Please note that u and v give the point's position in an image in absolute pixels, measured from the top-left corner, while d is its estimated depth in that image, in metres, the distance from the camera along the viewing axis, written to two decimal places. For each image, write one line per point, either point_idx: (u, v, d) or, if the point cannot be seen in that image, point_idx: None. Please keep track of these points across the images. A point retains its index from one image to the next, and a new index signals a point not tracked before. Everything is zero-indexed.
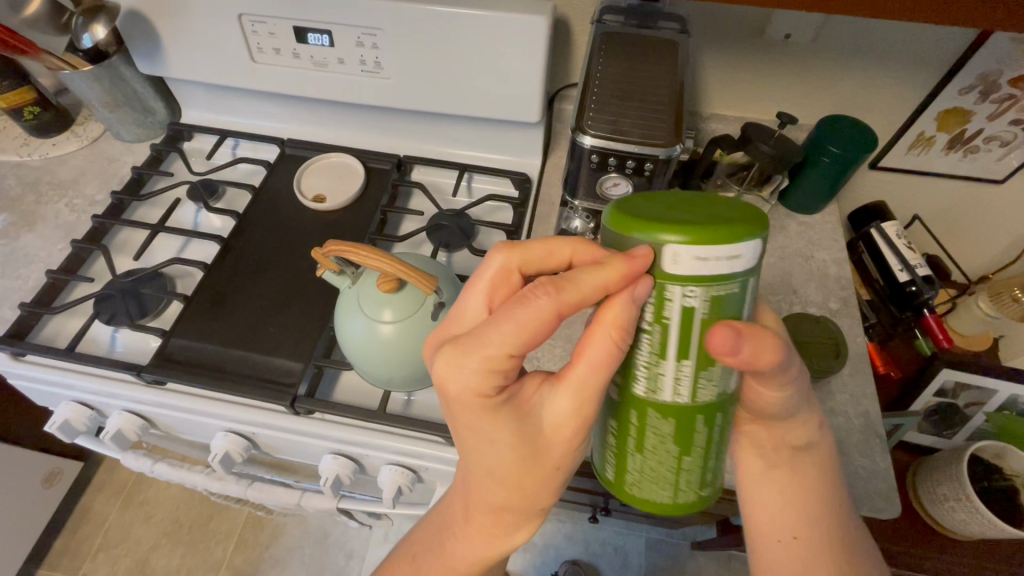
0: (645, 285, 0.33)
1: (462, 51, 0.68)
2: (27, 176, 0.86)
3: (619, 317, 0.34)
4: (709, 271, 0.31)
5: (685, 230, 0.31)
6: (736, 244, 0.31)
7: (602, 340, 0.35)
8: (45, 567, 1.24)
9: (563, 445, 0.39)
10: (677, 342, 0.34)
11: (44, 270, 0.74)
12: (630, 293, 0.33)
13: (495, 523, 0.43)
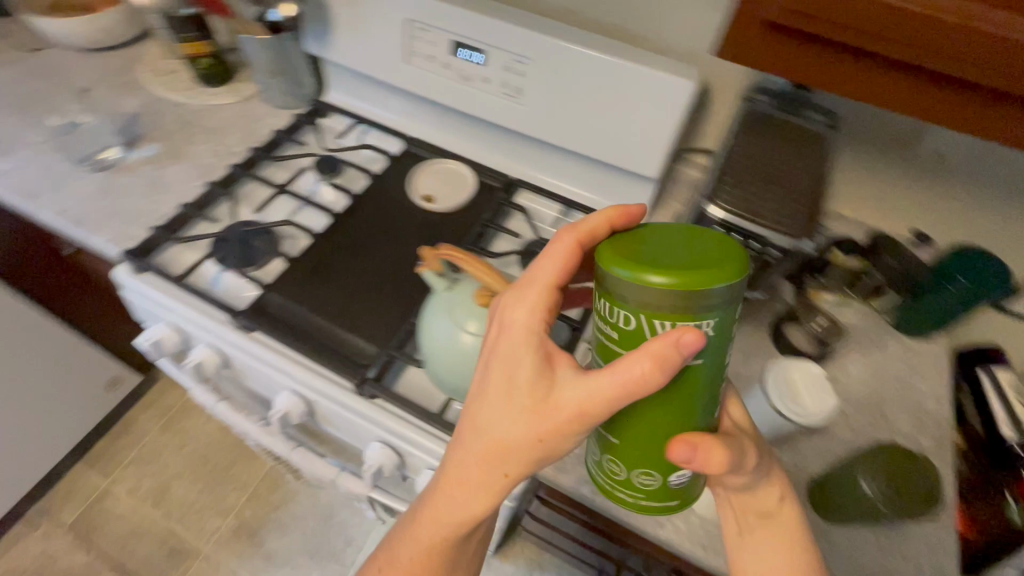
0: (689, 336, 0.32)
1: (602, 95, 0.70)
2: (184, 116, 0.95)
3: (663, 349, 0.32)
4: (691, 313, 0.32)
5: (678, 268, 0.31)
6: (713, 283, 0.31)
7: (637, 362, 0.33)
8: (83, 462, 1.33)
9: (560, 438, 0.37)
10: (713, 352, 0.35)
11: (177, 201, 0.82)
12: (679, 339, 0.32)
13: (463, 479, 0.40)
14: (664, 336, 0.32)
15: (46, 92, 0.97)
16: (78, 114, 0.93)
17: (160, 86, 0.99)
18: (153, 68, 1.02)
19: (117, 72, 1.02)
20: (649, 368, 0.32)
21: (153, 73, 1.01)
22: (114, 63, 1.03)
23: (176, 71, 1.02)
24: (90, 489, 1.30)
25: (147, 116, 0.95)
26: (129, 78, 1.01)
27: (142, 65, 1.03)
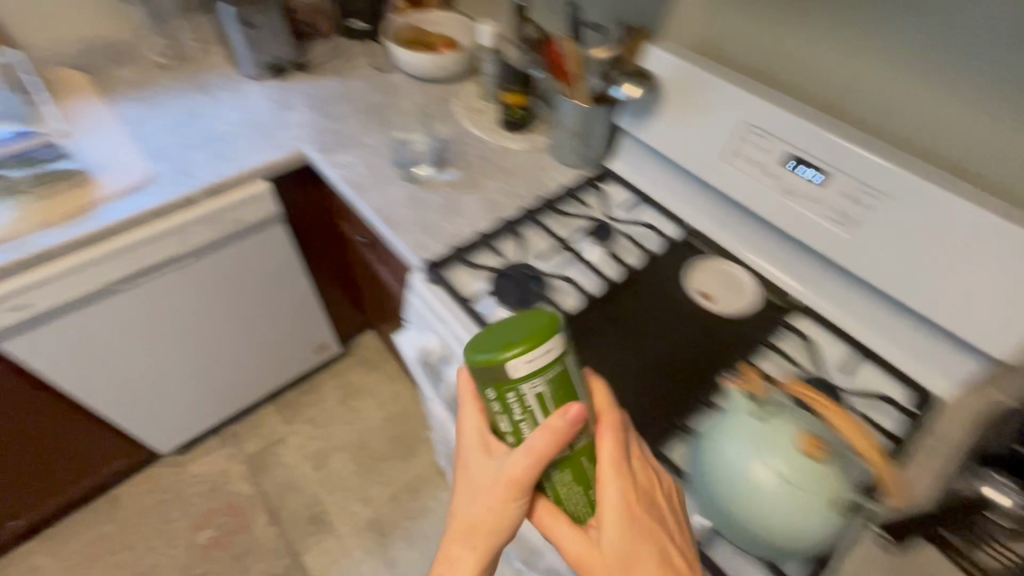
0: (574, 408, 0.45)
1: (972, 255, 0.61)
2: (484, 151, 1.05)
3: (560, 426, 0.44)
4: (546, 360, 0.44)
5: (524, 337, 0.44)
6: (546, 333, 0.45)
7: (542, 438, 0.45)
8: (273, 405, 1.50)
9: (505, 512, 0.47)
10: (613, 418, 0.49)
11: (468, 226, 0.89)
12: (566, 412, 0.45)
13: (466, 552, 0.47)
14: (561, 415, 0.45)
15: (384, 106, 1.14)
16: (403, 130, 1.08)
17: (469, 120, 1.11)
18: (466, 104, 1.16)
19: (438, 101, 1.17)
20: (546, 446, 0.44)
21: (465, 108, 1.15)
22: (436, 93, 1.19)
23: (484, 110, 1.14)
24: (271, 431, 1.45)
25: (454, 144, 1.06)
26: (446, 108, 1.15)
27: (457, 99, 1.17)
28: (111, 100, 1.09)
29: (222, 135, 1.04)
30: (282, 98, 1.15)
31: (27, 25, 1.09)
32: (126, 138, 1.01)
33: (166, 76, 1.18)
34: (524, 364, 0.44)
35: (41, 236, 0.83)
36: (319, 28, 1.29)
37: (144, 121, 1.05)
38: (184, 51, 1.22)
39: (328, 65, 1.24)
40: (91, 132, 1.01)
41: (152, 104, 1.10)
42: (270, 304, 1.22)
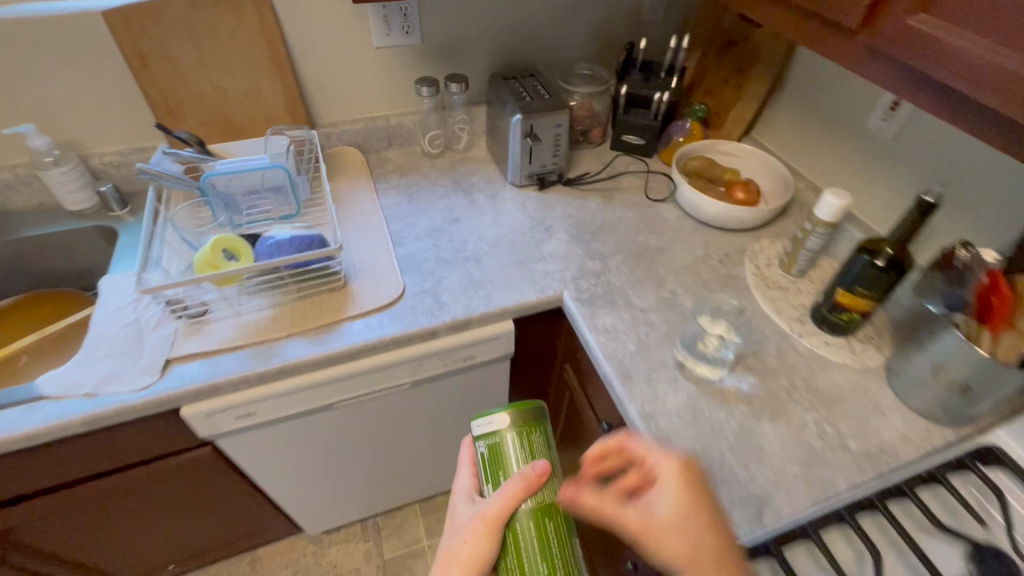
0: (541, 465, 0.61)
1: None
2: (786, 353, 0.79)
3: (528, 474, 0.60)
4: (518, 419, 0.66)
5: (510, 406, 0.67)
6: (527, 407, 0.67)
7: (513, 485, 0.60)
8: (421, 507, 1.38)
9: (486, 553, 0.58)
10: (559, 479, 0.66)
11: (773, 488, 0.63)
12: (538, 467, 0.61)
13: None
14: (528, 470, 0.61)
15: (655, 252, 0.95)
16: (679, 294, 0.87)
17: (764, 297, 0.87)
18: (760, 272, 0.91)
19: (722, 259, 0.94)
20: (516, 491, 0.59)
21: (760, 280, 0.90)
22: (721, 247, 0.96)
23: (786, 288, 0.88)
24: (412, 539, 1.32)
25: (746, 331, 0.82)
26: (732, 271, 0.92)
27: (749, 262, 0.93)
28: (378, 189, 1.06)
29: (475, 255, 0.93)
30: (542, 215, 1.01)
31: (322, 104, 1.05)
32: (385, 240, 0.94)
33: (430, 167, 1.12)
34: (501, 421, 0.66)
35: (284, 347, 0.76)
36: (589, 135, 1.15)
37: (404, 221, 0.99)
38: (451, 141, 1.16)
39: (593, 182, 1.09)
40: (356, 226, 0.95)
41: (413, 201, 1.03)
42: (460, 428, 1.09)
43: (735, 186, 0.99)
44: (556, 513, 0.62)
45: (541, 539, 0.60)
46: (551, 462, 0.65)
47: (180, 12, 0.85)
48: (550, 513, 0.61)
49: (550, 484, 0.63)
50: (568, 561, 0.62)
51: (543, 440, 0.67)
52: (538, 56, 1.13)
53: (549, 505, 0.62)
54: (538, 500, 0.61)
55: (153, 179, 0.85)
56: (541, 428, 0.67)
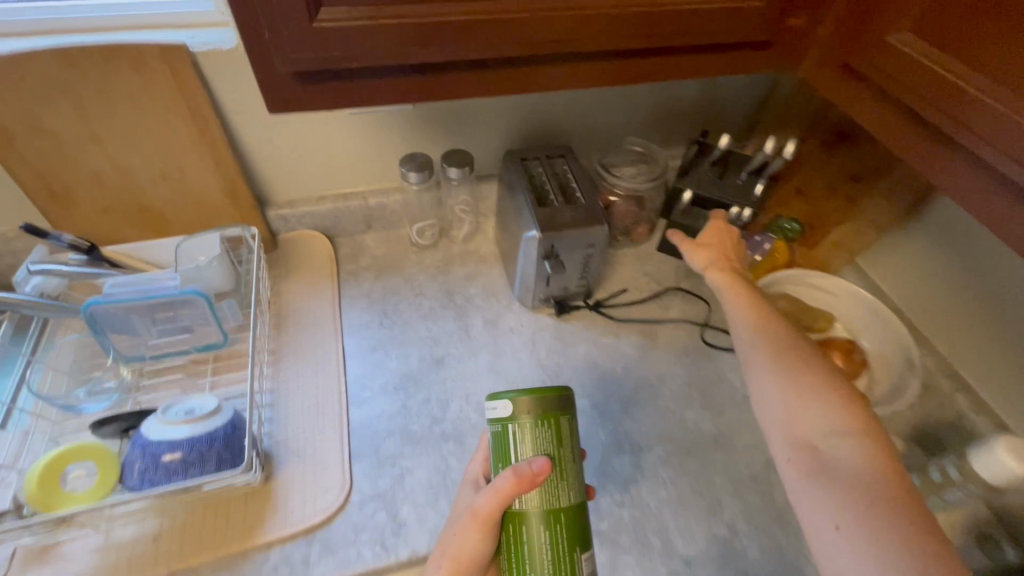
0: (540, 464, 0.45)
1: None
2: None
3: (522, 475, 0.45)
4: (531, 408, 0.48)
5: (525, 389, 0.48)
6: (546, 396, 0.48)
7: (504, 481, 0.45)
8: None
9: (476, 554, 0.48)
10: (574, 479, 0.49)
11: None
12: (533, 467, 0.45)
13: None
14: (529, 467, 0.45)
15: (709, 445, 0.67)
16: (739, 532, 0.60)
17: None
18: None
19: None
20: (506, 489, 0.45)
21: None
22: None
23: None
24: None
25: None
26: None
27: None
28: (342, 299, 0.80)
29: (457, 432, 0.67)
30: (555, 362, 0.74)
31: (276, 180, 0.79)
32: (337, 396, 0.69)
33: (416, 265, 0.85)
34: (507, 407, 0.48)
35: None
36: (631, 233, 0.86)
37: (368, 361, 0.73)
38: (447, 228, 0.89)
39: (630, 308, 0.81)
40: (301, 370, 0.71)
41: (387, 324, 0.77)
42: None
43: (831, 348, 0.71)
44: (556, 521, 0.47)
45: (532, 555, 0.46)
46: (564, 455, 0.48)
47: (52, 72, 0.58)
48: (545, 519, 0.47)
49: (555, 486, 0.47)
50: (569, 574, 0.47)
51: (558, 436, 0.48)
52: (571, 126, 0.83)
53: (546, 513, 0.47)
54: (544, 502, 0.47)
55: (12, 309, 0.61)
56: (565, 415, 0.49)
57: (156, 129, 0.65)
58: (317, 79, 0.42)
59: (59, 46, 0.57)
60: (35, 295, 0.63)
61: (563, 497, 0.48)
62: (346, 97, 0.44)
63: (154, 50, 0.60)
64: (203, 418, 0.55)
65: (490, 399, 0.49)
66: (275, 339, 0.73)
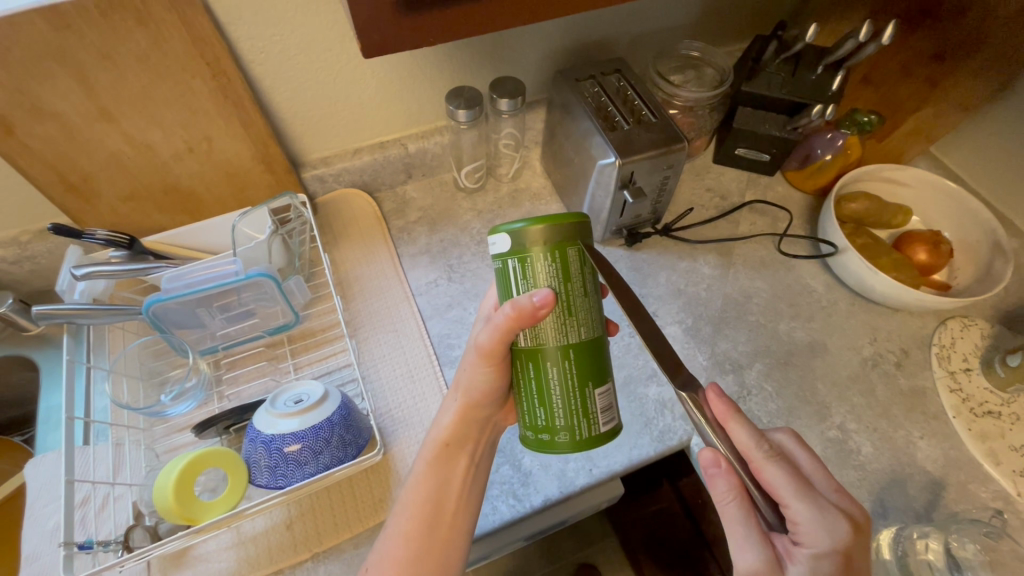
0: (537, 300, 0.42)
1: None
2: (1015, 538, 0.56)
3: (521, 311, 0.42)
4: (536, 244, 0.42)
5: (534, 218, 0.42)
6: (555, 228, 0.42)
7: (505, 317, 0.43)
8: None
9: (488, 382, 0.51)
10: (586, 316, 0.45)
11: None
12: (534, 299, 0.42)
13: (450, 438, 0.53)
14: (529, 300, 0.42)
15: (806, 354, 0.68)
16: (851, 432, 0.62)
17: (969, 434, 0.62)
18: (959, 385, 0.65)
19: (899, 360, 0.67)
20: (505, 325, 0.43)
21: (962, 400, 0.64)
22: (894, 338, 0.69)
23: (1000, 416, 0.63)
24: None
25: (955, 501, 0.58)
26: (918, 383, 0.66)
27: (940, 364, 0.67)
28: (401, 260, 0.75)
29: None
30: (637, 293, 0.72)
31: (309, 138, 0.70)
32: (427, 359, 0.66)
33: (469, 212, 0.80)
34: (511, 240, 0.42)
35: None
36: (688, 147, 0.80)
37: (448, 319, 0.70)
38: (493, 166, 0.82)
39: (698, 227, 0.78)
40: (384, 338, 0.67)
41: (456, 278, 0.74)
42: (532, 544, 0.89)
43: (914, 242, 0.71)
44: (565, 356, 0.44)
45: (541, 385, 0.45)
46: (573, 291, 0.43)
47: (42, 38, 0.48)
48: (553, 355, 0.44)
49: (562, 322, 0.44)
50: (580, 405, 0.45)
51: (568, 272, 0.43)
52: (619, 35, 0.75)
53: (554, 349, 0.44)
54: (552, 339, 0.44)
55: (69, 320, 0.55)
56: (575, 248, 0.43)
57: (173, 95, 0.56)
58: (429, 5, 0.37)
59: (44, 2, 0.47)
60: (87, 300, 0.58)
61: (572, 333, 0.44)
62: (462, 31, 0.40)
63: None
64: (314, 406, 0.52)
65: (493, 232, 0.44)
66: (348, 308, 0.70)
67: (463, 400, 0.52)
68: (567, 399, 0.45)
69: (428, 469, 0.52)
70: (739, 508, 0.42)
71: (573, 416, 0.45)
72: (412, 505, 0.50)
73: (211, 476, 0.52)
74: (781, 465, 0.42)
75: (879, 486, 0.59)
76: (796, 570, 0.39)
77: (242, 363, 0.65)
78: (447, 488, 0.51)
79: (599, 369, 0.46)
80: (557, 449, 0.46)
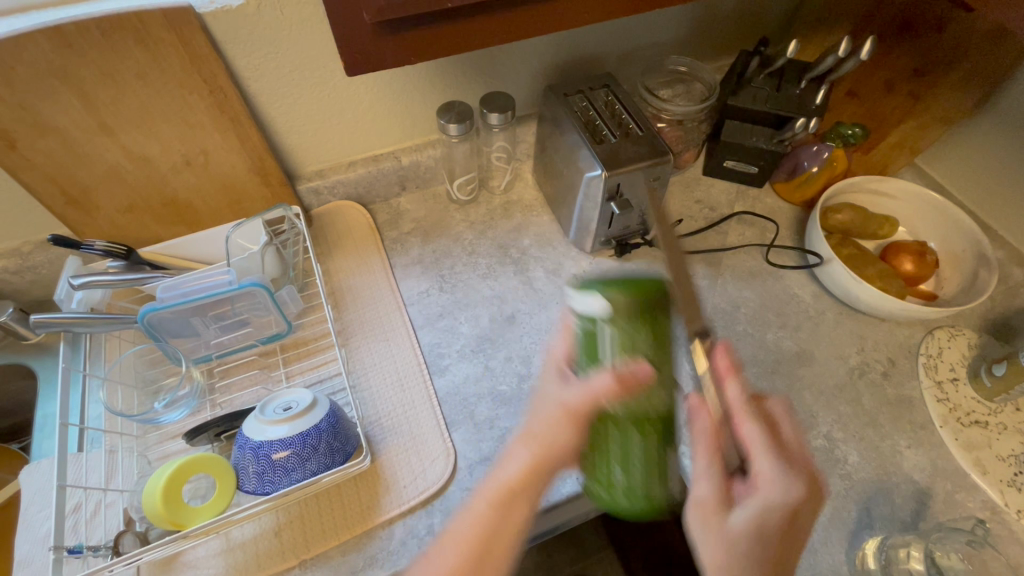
0: (640, 372, 0.44)
1: None
2: (1001, 548, 0.56)
3: (626, 380, 0.44)
4: (629, 310, 0.45)
5: (623, 284, 0.46)
6: (638, 288, 0.46)
7: (604, 380, 0.45)
8: None
9: (567, 436, 0.48)
10: (668, 383, 0.47)
11: None
12: (638, 370, 0.44)
13: (514, 485, 0.48)
14: (629, 367, 0.44)
15: (793, 363, 0.68)
16: (838, 442, 0.62)
17: (957, 444, 0.62)
18: (945, 395, 0.65)
19: (886, 370, 0.68)
20: (605, 390, 0.45)
21: (949, 410, 0.64)
22: (881, 347, 0.69)
23: (987, 425, 0.63)
24: None
25: (941, 511, 0.58)
26: (904, 393, 0.66)
27: (927, 373, 0.67)
28: (395, 270, 0.76)
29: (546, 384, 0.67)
30: None
31: (304, 151, 0.72)
32: (417, 367, 0.67)
33: (461, 223, 0.81)
34: (603, 306, 0.45)
35: None
36: (678, 160, 0.82)
37: (438, 328, 0.71)
38: (486, 178, 0.84)
39: (688, 237, 0.79)
40: (375, 347, 0.68)
41: (448, 288, 0.75)
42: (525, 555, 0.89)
43: (901, 252, 0.71)
44: (646, 428, 0.46)
45: (623, 455, 0.46)
46: (659, 359, 0.46)
47: (46, 58, 0.50)
48: (637, 428, 0.46)
49: (653, 394, 0.46)
50: (656, 472, 0.48)
51: (656, 338, 0.46)
52: (609, 51, 0.76)
53: (645, 417, 0.46)
54: (640, 406, 0.45)
55: (67, 328, 0.56)
56: (665, 310, 0.47)
57: (171, 110, 0.58)
58: (412, 25, 0.39)
59: (47, 24, 0.49)
60: (85, 309, 0.60)
61: (654, 402, 0.46)
62: (455, 45, 0.41)
63: (157, 15, 0.51)
64: (302, 413, 0.52)
65: (583, 292, 0.48)
66: (339, 318, 0.71)
67: (536, 452, 0.49)
68: (648, 457, 0.47)
69: (486, 511, 0.48)
70: (705, 445, 0.46)
71: (651, 483, 0.47)
72: (456, 545, 0.47)
73: (203, 480, 0.53)
74: (757, 424, 0.46)
75: (865, 495, 0.59)
76: (746, 507, 0.42)
77: (235, 371, 0.66)
78: (500, 532, 0.48)
79: (674, 434, 0.49)
80: (624, 506, 0.48)
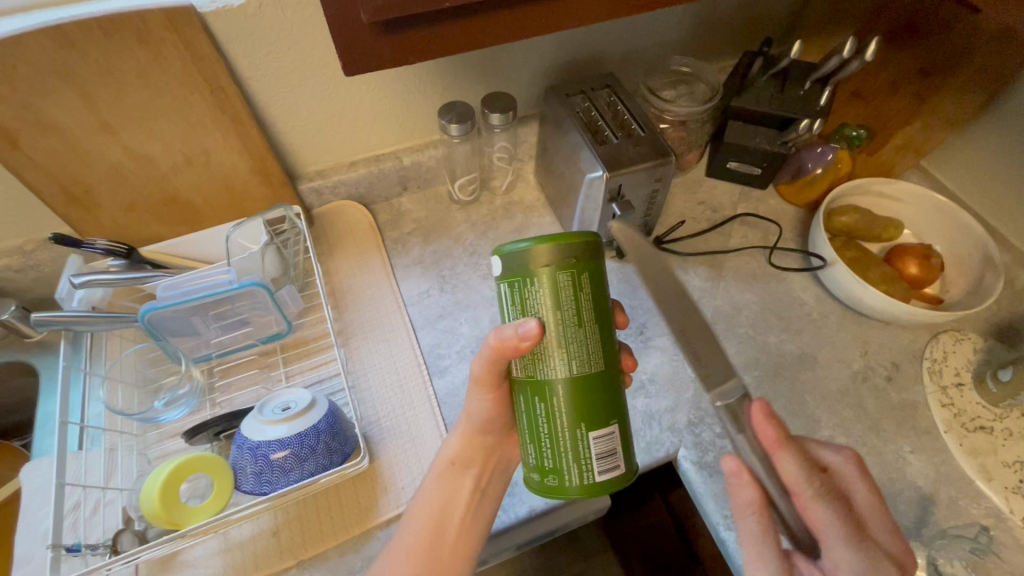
0: (528, 332, 0.42)
1: None
2: (1006, 556, 0.55)
3: (505, 343, 0.43)
4: (534, 264, 0.41)
5: (540, 237, 0.41)
6: (553, 243, 0.41)
7: (492, 345, 0.44)
8: None
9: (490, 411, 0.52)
10: (581, 349, 0.43)
11: None
12: (522, 329, 0.42)
13: (455, 458, 0.54)
14: (515, 328, 0.42)
15: (795, 366, 0.68)
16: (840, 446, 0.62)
17: (961, 450, 0.61)
18: (950, 400, 0.64)
19: (890, 374, 0.67)
20: (492, 352, 0.44)
21: (953, 415, 0.63)
22: (885, 351, 0.69)
23: (992, 431, 0.62)
24: None
25: (944, 517, 0.57)
26: (908, 398, 0.65)
27: (932, 378, 0.66)
28: (395, 270, 0.76)
29: None
30: (628, 304, 0.73)
31: (305, 151, 0.72)
32: (416, 368, 0.67)
33: (462, 223, 0.81)
34: (508, 262, 0.42)
35: None
36: (680, 161, 0.81)
37: (438, 329, 0.71)
38: (487, 178, 0.84)
39: (690, 239, 0.78)
40: (374, 348, 0.68)
41: (448, 289, 0.75)
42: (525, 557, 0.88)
43: (905, 255, 0.71)
44: (555, 394, 0.43)
45: (533, 426, 0.45)
46: (563, 318, 0.42)
47: (48, 57, 0.50)
48: (545, 394, 0.44)
49: (550, 355, 0.43)
50: (574, 448, 0.44)
51: (566, 295, 0.42)
52: (611, 50, 0.76)
53: (545, 383, 0.43)
54: (538, 370, 0.43)
55: (68, 326, 0.56)
56: (574, 271, 0.42)
57: (172, 110, 0.58)
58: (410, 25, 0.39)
59: (49, 23, 0.49)
60: (86, 307, 0.60)
61: (561, 367, 0.43)
62: (455, 43, 0.41)
63: (158, 14, 0.51)
64: (301, 413, 0.52)
65: (495, 254, 0.44)
66: (339, 318, 0.71)
67: (466, 425, 0.54)
68: (557, 435, 0.44)
69: (435, 485, 0.53)
70: (756, 523, 0.44)
71: (564, 459, 0.44)
72: (416, 521, 0.51)
73: (201, 479, 0.54)
74: (831, 505, 0.42)
75: None
76: None
77: (235, 371, 0.66)
78: (452, 505, 0.52)
79: (599, 411, 0.44)
80: (557, 494, 0.45)
